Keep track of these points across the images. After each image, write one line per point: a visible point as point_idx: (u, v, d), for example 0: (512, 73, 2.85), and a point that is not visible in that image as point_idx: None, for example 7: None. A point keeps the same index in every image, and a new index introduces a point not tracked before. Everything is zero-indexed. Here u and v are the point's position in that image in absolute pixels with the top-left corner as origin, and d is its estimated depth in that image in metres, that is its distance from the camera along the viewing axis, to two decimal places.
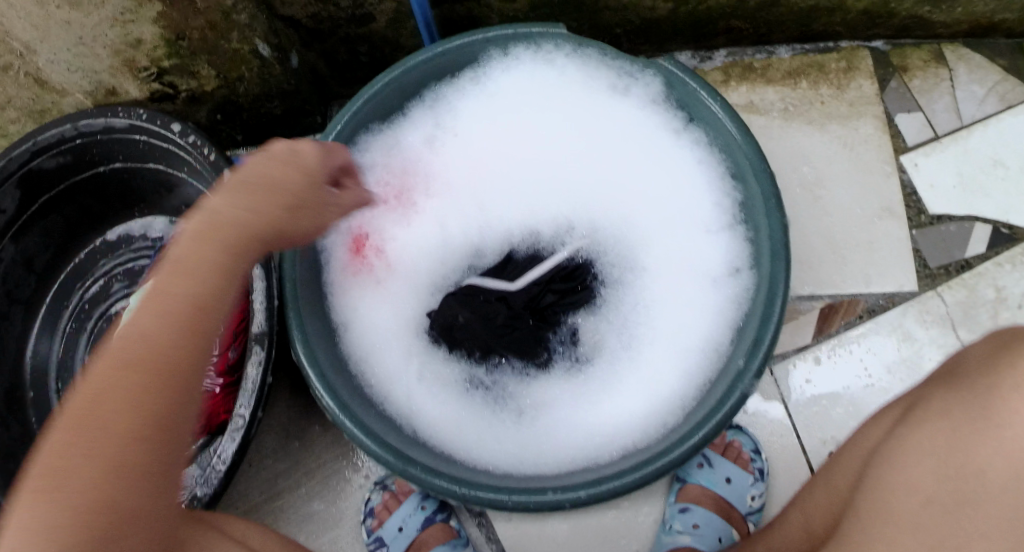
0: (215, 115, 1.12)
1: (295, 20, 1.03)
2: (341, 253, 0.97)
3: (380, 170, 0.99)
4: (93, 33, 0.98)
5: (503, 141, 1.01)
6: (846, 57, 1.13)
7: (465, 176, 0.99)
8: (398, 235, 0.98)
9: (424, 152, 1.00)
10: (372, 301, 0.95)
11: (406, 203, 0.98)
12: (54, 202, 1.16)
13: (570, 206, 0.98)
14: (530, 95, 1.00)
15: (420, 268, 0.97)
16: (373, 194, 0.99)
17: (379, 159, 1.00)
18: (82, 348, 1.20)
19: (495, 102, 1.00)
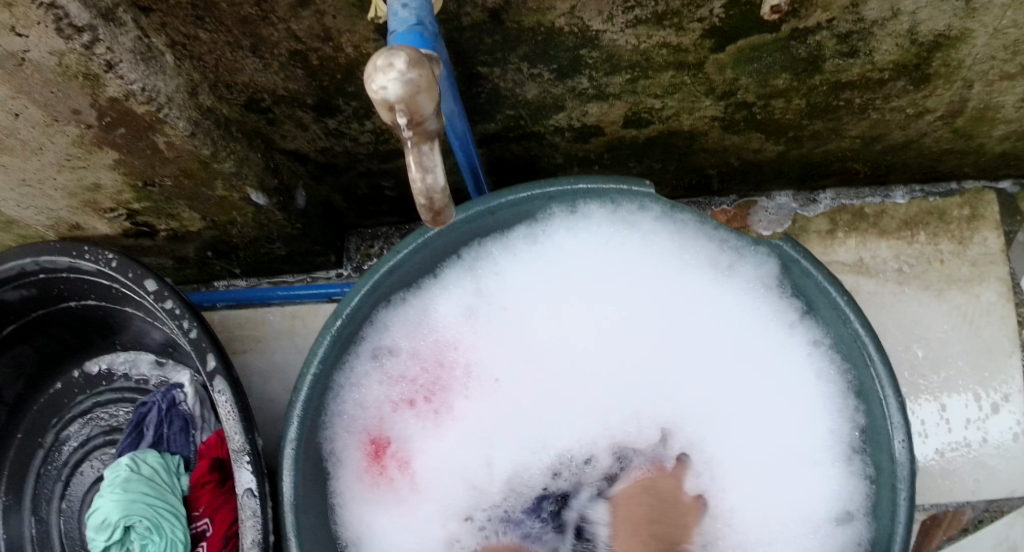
0: (206, 252, 0.91)
1: (300, 154, 0.81)
2: (357, 456, 0.80)
3: (405, 354, 0.83)
4: (39, 176, 0.74)
5: (559, 316, 0.85)
6: (969, 201, 0.92)
7: (512, 359, 0.84)
8: (427, 439, 0.83)
9: (463, 332, 0.84)
10: (396, 514, 0.82)
11: (436, 395, 0.83)
12: (23, 333, 0.97)
13: (639, 403, 0.84)
14: (595, 265, 0.84)
15: (453, 474, 0.83)
16: (399, 383, 0.82)
17: (405, 340, 0.82)
18: (54, 503, 1.00)
19: (551, 271, 0.84)
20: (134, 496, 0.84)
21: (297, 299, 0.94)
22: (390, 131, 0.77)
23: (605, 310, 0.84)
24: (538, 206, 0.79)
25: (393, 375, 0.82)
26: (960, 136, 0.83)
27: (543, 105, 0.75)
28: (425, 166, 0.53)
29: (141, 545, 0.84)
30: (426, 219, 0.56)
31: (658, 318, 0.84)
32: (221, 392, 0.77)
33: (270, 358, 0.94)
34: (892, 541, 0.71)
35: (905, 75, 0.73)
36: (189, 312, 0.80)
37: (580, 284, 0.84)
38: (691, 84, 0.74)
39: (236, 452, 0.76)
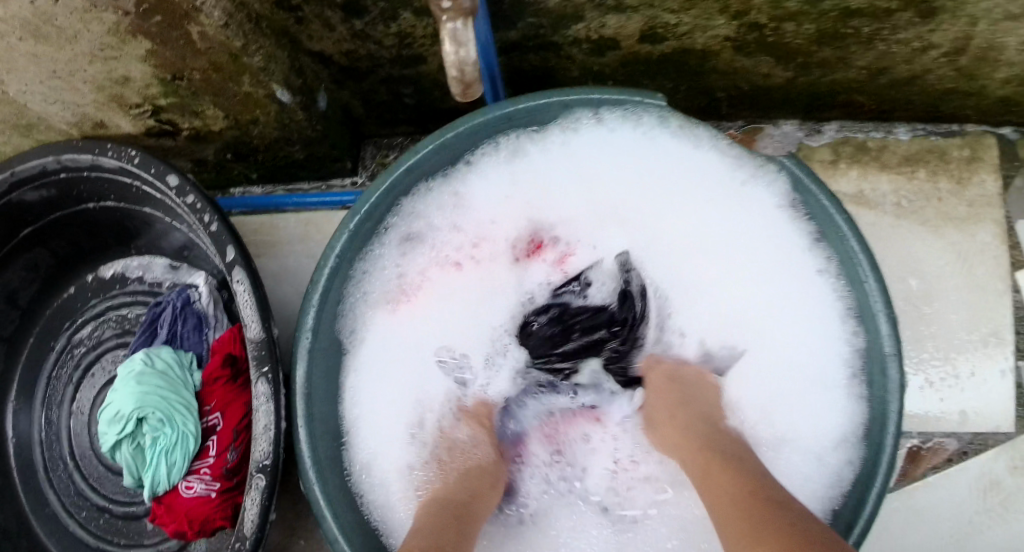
0: (225, 154, 0.94)
1: (325, 55, 0.84)
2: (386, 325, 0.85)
3: (438, 244, 0.87)
4: (68, 68, 0.78)
5: (584, 210, 0.89)
6: (969, 143, 0.95)
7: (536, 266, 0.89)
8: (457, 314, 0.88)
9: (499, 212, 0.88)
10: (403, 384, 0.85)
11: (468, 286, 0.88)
12: (40, 235, 1.01)
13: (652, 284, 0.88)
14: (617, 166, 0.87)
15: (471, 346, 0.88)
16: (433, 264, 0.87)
17: (437, 229, 0.87)
18: (68, 401, 1.04)
19: (580, 167, 0.88)
20: (147, 390, 0.86)
21: (314, 205, 0.97)
22: (412, 35, 0.80)
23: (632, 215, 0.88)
24: (558, 117, 0.84)
25: (428, 257, 0.87)
26: (963, 75, 0.86)
27: (564, 14, 0.79)
28: (458, 41, 0.58)
29: (153, 437, 0.86)
30: (456, 92, 0.61)
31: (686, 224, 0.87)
32: (238, 282, 0.78)
33: (284, 260, 0.97)
34: (881, 444, 0.74)
35: (912, 7, 0.75)
36: (210, 206, 0.81)
37: (599, 179, 0.88)
38: (707, 1, 0.77)
39: (253, 340, 0.77)
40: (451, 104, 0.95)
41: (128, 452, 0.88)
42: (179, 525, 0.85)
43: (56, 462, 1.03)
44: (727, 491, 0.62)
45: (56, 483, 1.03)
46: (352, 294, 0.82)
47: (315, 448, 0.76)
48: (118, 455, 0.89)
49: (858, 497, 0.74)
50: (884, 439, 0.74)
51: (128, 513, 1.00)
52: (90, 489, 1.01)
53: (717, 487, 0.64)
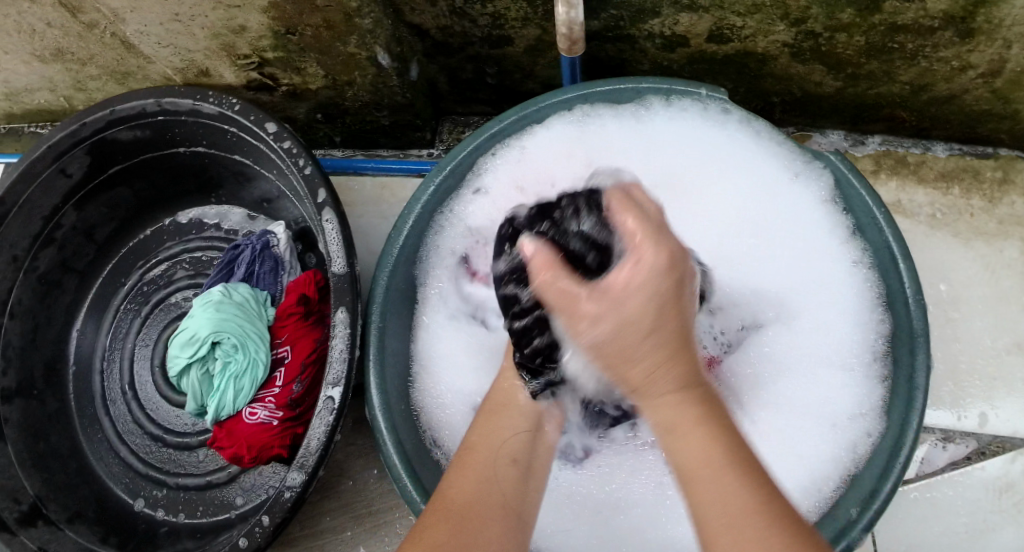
0: (316, 114, 1.02)
1: (422, 29, 0.92)
2: (447, 278, 0.90)
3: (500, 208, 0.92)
4: (190, 12, 0.86)
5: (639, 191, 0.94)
6: (1002, 166, 1.03)
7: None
8: None
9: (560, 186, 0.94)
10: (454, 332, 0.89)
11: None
12: (126, 174, 1.08)
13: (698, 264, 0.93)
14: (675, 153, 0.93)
15: None
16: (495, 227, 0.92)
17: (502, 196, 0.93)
18: (133, 333, 1.10)
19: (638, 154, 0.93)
20: (225, 317, 0.92)
21: (390, 170, 1.04)
22: (505, 17, 0.88)
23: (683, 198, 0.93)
24: (627, 101, 0.90)
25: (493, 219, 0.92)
26: (998, 98, 0.94)
27: (642, 8, 0.87)
28: (571, 4, 0.65)
29: (224, 363, 0.92)
30: (563, 47, 0.70)
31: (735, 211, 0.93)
32: (327, 221, 0.84)
33: (357, 219, 1.02)
34: (906, 423, 0.79)
35: (952, 27, 0.83)
36: (305, 151, 0.88)
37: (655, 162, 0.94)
38: (770, 7, 0.85)
39: (336, 275, 0.83)
40: (527, 87, 1.03)
41: (196, 377, 0.93)
42: (238, 449, 0.90)
43: (115, 390, 1.09)
44: (696, 456, 0.50)
45: (112, 412, 1.08)
46: (423, 244, 0.89)
47: (382, 377, 0.82)
48: (184, 380, 0.95)
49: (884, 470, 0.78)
50: (907, 421, 0.79)
51: (182, 444, 1.05)
52: (145, 418, 1.07)
53: (672, 416, 0.52)
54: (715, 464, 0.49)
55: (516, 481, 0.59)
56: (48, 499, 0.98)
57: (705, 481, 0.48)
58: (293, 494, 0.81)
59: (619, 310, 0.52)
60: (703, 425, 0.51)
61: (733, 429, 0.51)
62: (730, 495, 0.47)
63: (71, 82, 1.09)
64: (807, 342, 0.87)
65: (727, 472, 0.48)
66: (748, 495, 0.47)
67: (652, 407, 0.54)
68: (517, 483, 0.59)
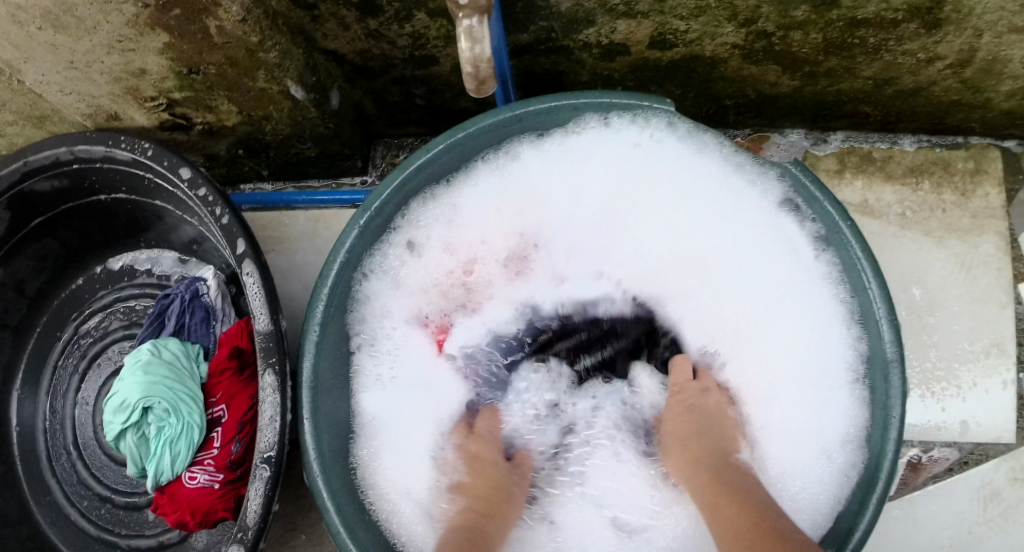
0: (237, 149, 0.96)
1: (339, 54, 0.86)
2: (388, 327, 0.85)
3: (437, 250, 0.87)
4: (86, 59, 0.79)
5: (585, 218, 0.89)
6: (975, 156, 0.96)
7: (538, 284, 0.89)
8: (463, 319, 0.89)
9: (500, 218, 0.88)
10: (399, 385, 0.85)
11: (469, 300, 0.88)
12: (50, 225, 1.02)
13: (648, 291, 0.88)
14: (619, 174, 0.87)
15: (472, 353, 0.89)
16: (437, 268, 0.87)
17: (437, 236, 0.87)
18: (73, 391, 1.05)
19: (582, 176, 0.88)
20: (154, 379, 0.86)
21: (324, 202, 0.99)
22: (426, 36, 0.81)
23: (631, 224, 0.88)
24: (568, 118, 0.84)
25: (432, 260, 0.87)
26: (968, 87, 0.87)
27: (574, 18, 0.80)
28: (475, 38, 0.59)
29: (158, 427, 0.87)
30: (470, 87, 0.62)
31: (687, 234, 0.87)
32: (248, 274, 0.79)
33: (294, 257, 0.98)
34: (883, 451, 0.74)
35: (918, 18, 0.76)
36: (222, 198, 0.82)
37: (598, 184, 0.88)
38: (715, 8, 0.78)
39: (261, 332, 0.78)
40: (463, 105, 0.96)
41: (132, 442, 0.88)
42: (181, 516, 0.85)
43: (59, 450, 1.04)
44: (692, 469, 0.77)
45: (60, 472, 1.04)
46: (355, 293, 0.83)
47: (320, 440, 0.77)
48: (121, 445, 0.90)
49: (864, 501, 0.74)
50: (886, 448, 0.74)
51: (130, 503, 1.01)
52: (92, 478, 1.02)
53: (714, 495, 0.72)
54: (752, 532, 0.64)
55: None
56: None
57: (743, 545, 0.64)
58: None
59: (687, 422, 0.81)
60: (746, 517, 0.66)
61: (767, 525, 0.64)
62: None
63: None
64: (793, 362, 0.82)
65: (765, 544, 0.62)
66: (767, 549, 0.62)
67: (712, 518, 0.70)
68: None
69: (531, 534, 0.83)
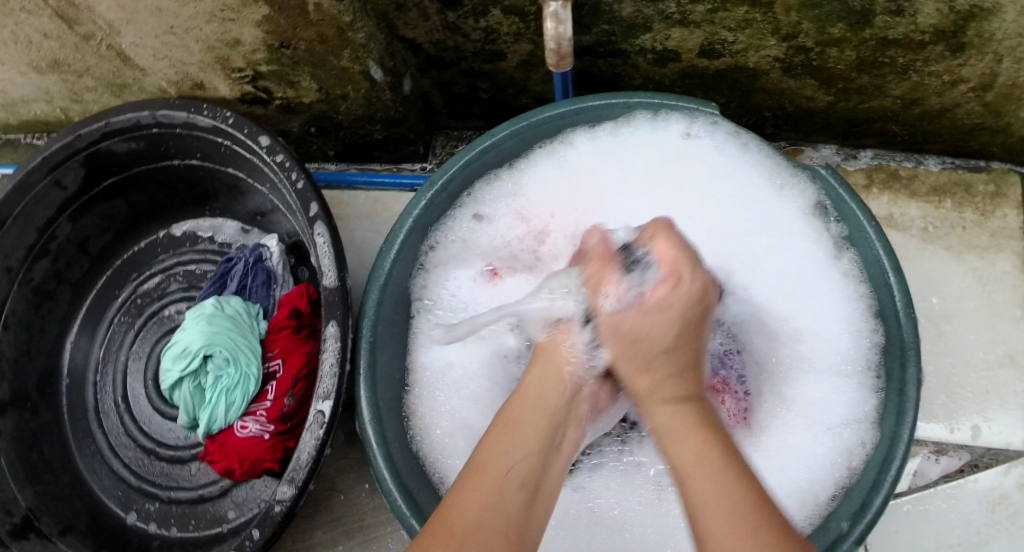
0: (309, 128, 1.03)
1: (415, 43, 0.92)
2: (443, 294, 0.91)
3: (497, 228, 0.93)
4: (186, 25, 0.87)
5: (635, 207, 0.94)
6: (995, 179, 1.03)
7: None
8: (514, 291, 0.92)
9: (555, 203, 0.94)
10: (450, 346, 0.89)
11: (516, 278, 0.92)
12: (120, 187, 1.08)
13: None
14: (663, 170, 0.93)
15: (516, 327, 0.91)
16: (493, 244, 0.93)
17: (498, 216, 0.93)
18: (125, 345, 1.10)
19: (633, 168, 0.94)
20: (216, 330, 0.92)
21: (382, 186, 1.05)
22: (497, 31, 0.89)
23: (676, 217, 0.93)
24: (619, 114, 0.91)
25: (490, 237, 0.93)
26: (990, 111, 0.94)
27: (634, 23, 0.88)
28: (559, 19, 0.66)
29: (215, 377, 0.92)
30: (551, 63, 0.70)
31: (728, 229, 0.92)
32: (319, 235, 0.85)
33: (351, 233, 1.04)
34: (896, 435, 0.78)
35: (942, 41, 0.84)
36: (298, 165, 0.88)
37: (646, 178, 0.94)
38: (762, 22, 0.86)
39: (327, 288, 0.84)
40: (519, 101, 1.04)
41: (188, 391, 0.94)
42: (229, 463, 0.90)
43: (107, 401, 1.09)
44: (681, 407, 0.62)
45: (106, 423, 1.08)
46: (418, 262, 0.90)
47: (374, 392, 0.82)
48: (177, 393, 0.95)
49: (875, 481, 0.77)
50: (897, 432, 0.78)
51: (175, 456, 1.05)
52: (137, 430, 1.07)
53: (659, 397, 0.64)
54: (738, 502, 0.51)
55: (528, 506, 0.60)
56: (41, 509, 0.98)
57: (724, 525, 0.50)
58: (283, 507, 0.81)
59: (657, 320, 0.67)
60: (695, 416, 0.61)
61: (742, 461, 0.55)
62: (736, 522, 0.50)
63: (67, 94, 1.09)
64: (813, 352, 0.87)
65: (736, 515, 0.50)
66: (753, 502, 0.51)
67: (654, 412, 0.63)
68: (523, 508, 0.59)
69: (567, 501, 0.84)
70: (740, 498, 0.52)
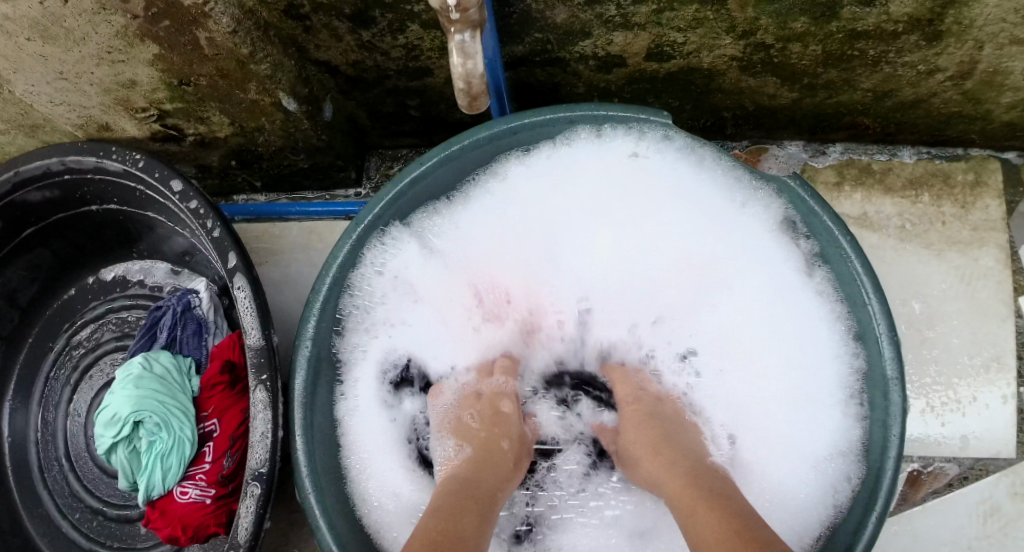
0: (231, 160, 0.96)
1: (332, 66, 0.85)
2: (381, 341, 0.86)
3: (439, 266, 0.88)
4: (76, 69, 0.78)
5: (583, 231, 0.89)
6: (974, 167, 0.96)
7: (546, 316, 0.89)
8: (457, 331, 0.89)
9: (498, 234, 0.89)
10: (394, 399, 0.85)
11: (458, 320, 0.89)
12: (42, 235, 1.01)
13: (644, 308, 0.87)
14: (609, 192, 0.87)
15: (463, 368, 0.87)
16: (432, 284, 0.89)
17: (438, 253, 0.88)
18: (64, 401, 1.05)
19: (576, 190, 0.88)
20: (144, 393, 0.86)
21: (315, 214, 0.99)
22: (419, 48, 0.82)
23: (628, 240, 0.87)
24: (561, 132, 0.83)
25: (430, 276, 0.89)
26: (968, 99, 0.86)
27: (570, 30, 0.80)
28: (467, 53, 0.58)
29: (149, 442, 0.86)
30: (462, 102, 0.62)
31: (679, 249, 0.86)
32: (240, 288, 0.79)
33: (286, 268, 0.98)
34: (880, 470, 0.71)
35: (917, 30, 0.75)
36: (213, 212, 0.81)
37: (595, 200, 0.88)
38: (714, 20, 0.77)
39: (252, 347, 0.78)
40: (455, 116, 0.96)
41: (124, 456, 0.88)
42: (173, 531, 0.85)
43: (52, 462, 1.04)
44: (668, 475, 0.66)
45: (51, 484, 1.03)
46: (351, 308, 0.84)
47: (312, 457, 0.76)
48: (113, 458, 0.89)
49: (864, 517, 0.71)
50: (884, 465, 0.71)
51: (123, 517, 1.00)
52: (84, 491, 1.02)
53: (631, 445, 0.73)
54: (728, 536, 0.55)
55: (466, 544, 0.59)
56: None
57: (714, 547, 0.55)
58: None
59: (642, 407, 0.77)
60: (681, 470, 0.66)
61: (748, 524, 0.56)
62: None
63: None
64: (786, 381, 0.81)
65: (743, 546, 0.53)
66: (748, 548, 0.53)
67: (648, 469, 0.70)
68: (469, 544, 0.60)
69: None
70: (728, 524, 0.56)
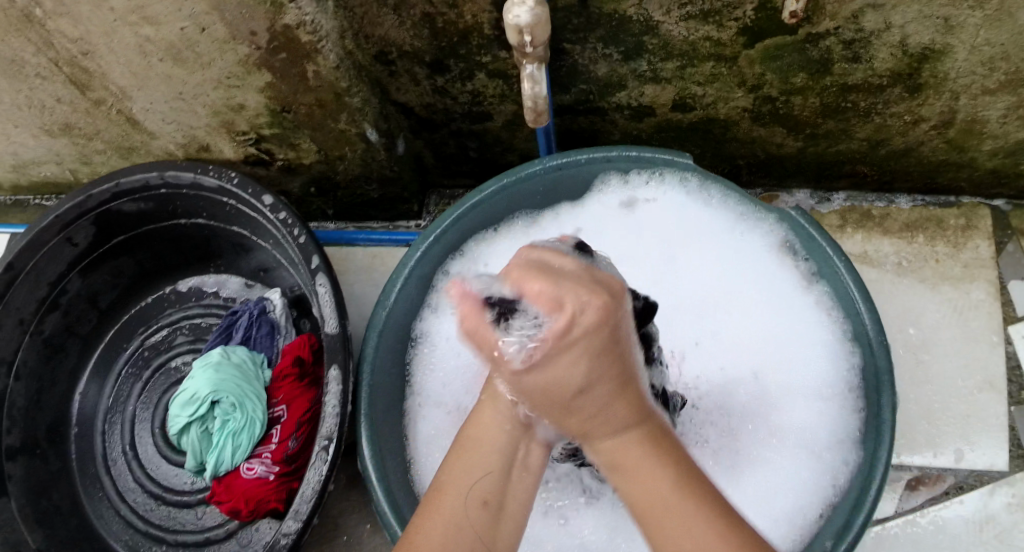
0: (309, 187, 1.11)
1: (408, 107, 1.02)
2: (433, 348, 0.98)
3: None
4: (193, 91, 0.94)
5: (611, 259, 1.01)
6: (965, 213, 1.09)
7: None
8: None
9: None
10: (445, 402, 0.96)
11: None
12: (129, 243, 1.14)
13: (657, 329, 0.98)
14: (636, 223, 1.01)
15: None
16: None
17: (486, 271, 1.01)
18: (134, 397, 1.15)
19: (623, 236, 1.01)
20: (223, 376, 0.98)
21: (380, 241, 1.13)
22: (484, 94, 0.97)
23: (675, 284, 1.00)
24: (597, 170, 0.98)
25: None
26: (953, 147, 1.00)
27: (609, 82, 0.95)
28: (535, 80, 0.77)
29: (223, 420, 0.97)
30: (530, 118, 0.81)
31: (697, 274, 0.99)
32: (321, 285, 0.92)
33: (349, 287, 1.11)
34: (874, 459, 0.81)
35: (900, 83, 0.90)
36: (300, 222, 0.95)
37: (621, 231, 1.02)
38: (728, 76, 0.93)
39: (328, 334, 0.90)
40: (506, 157, 1.12)
41: (197, 435, 0.99)
42: (236, 504, 0.95)
43: (115, 451, 1.13)
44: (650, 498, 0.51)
45: (114, 471, 1.12)
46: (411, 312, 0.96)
47: (373, 434, 0.87)
48: (185, 437, 1.01)
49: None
50: (876, 454, 0.81)
51: (182, 503, 1.09)
52: (146, 478, 1.11)
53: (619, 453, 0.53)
54: None
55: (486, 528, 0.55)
56: None
57: None
58: (288, 541, 0.85)
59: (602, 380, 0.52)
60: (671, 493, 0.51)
61: None
62: (721, 548, 0.49)
63: (76, 156, 1.15)
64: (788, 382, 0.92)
65: None
66: None
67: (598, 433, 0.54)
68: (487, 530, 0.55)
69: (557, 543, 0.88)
70: None
